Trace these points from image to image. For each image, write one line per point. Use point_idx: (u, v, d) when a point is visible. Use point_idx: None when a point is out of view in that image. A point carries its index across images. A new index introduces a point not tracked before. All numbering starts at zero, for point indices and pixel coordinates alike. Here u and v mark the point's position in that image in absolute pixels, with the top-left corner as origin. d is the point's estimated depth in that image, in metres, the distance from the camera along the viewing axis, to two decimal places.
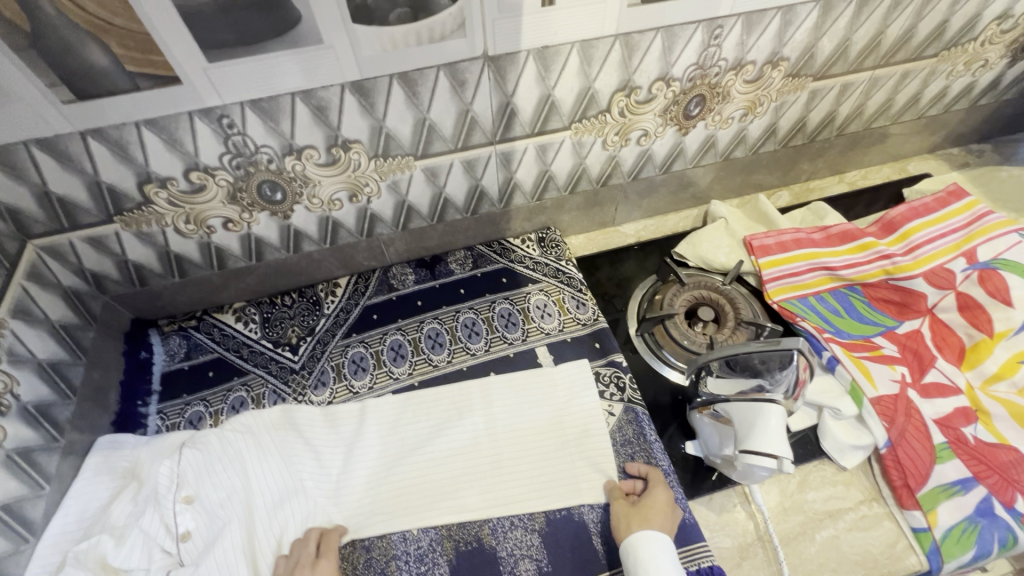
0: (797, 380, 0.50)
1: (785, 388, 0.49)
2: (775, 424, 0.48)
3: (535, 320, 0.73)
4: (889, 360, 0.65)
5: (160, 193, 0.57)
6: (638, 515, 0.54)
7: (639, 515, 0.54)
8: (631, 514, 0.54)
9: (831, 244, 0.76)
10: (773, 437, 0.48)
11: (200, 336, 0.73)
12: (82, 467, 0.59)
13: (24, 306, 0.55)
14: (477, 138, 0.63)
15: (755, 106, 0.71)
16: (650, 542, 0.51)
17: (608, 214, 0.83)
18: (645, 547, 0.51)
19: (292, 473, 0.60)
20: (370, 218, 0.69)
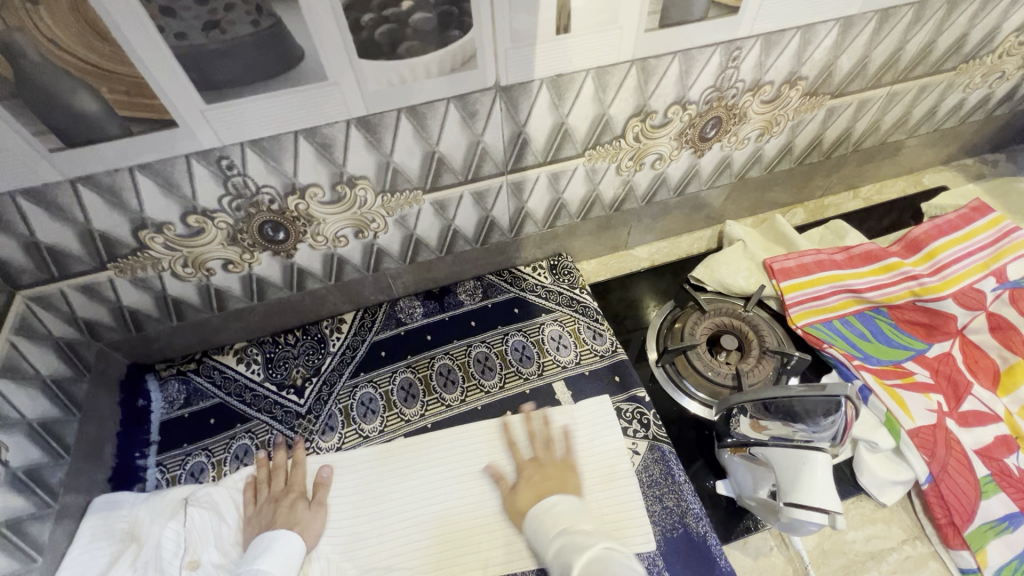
0: (846, 425, 0.46)
1: (831, 436, 0.46)
2: (821, 477, 0.45)
3: (550, 353, 0.70)
4: (924, 388, 0.62)
5: (155, 238, 0.54)
6: (545, 476, 0.58)
7: (538, 478, 0.58)
8: (562, 474, 0.59)
9: (854, 265, 0.74)
10: (819, 490, 0.45)
11: (200, 381, 0.69)
12: (76, 535, 0.56)
13: (12, 364, 0.52)
14: (488, 169, 0.60)
15: (771, 126, 0.69)
16: (551, 501, 0.55)
17: (621, 238, 0.81)
18: (546, 507, 0.54)
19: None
20: (376, 253, 0.66)
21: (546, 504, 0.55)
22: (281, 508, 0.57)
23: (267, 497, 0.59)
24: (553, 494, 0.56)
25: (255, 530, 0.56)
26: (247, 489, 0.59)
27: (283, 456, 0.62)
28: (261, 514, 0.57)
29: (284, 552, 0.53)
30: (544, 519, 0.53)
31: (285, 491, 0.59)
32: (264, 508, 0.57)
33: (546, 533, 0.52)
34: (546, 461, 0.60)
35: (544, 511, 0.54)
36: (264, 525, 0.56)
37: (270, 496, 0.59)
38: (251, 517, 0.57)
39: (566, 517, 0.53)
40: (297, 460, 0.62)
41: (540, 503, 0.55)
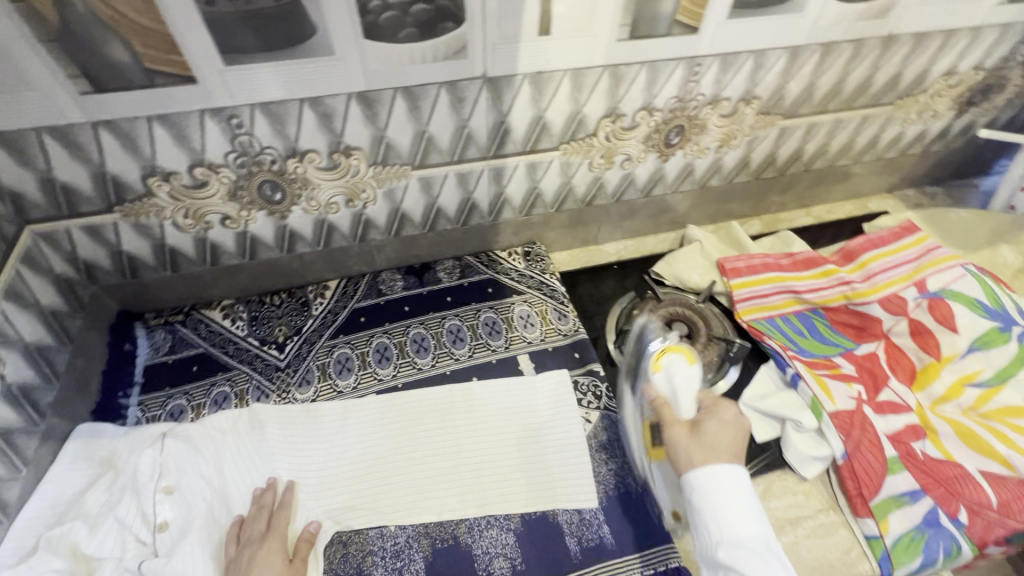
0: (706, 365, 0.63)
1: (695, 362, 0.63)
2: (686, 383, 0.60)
3: (518, 329, 0.76)
4: (847, 378, 0.70)
5: (162, 186, 0.59)
6: (709, 447, 0.53)
7: (705, 452, 0.52)
8: (725, 445, 0.53)
9: (796, 269, 0.81)
10: (682, 367, 0.63)
11: (186, 331, 0.73)
12: (59, 454, 0.59)
13: (17, 289, 0.56)
14: (472, 152, 0.67)
15: (729, 139, 0.77)
16: (730, 482, 0.50)
17: (592, 233, 0.88)
18: (721, 488, 0.50)
19: (244, 492, 0.60)
20: (364, 223, 0.72)
21: (721, 482, 0.50)
22: (258, 557, 0.53)
23: (245, 546, 0.55)
24: (734, 475, 0.50)
25: None
26: (228, 536, 0.56)
27: (273, 494, 0.59)
28: (239, 562, 0.53)
29: None
30: (720, 508, 0.49)
31: (266, 535, 0.55)
32: (243, 554, 0.54)
33: (722, 527, 0.48)
34: (721, 428, 0.54)
35: (721, 498, 0.49)
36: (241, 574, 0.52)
37: (251, 540, 0.55)
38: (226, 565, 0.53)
39: (743, 516, 0.49)
40: (286, 500, 0.59)
41: (716, 480, 0.50)
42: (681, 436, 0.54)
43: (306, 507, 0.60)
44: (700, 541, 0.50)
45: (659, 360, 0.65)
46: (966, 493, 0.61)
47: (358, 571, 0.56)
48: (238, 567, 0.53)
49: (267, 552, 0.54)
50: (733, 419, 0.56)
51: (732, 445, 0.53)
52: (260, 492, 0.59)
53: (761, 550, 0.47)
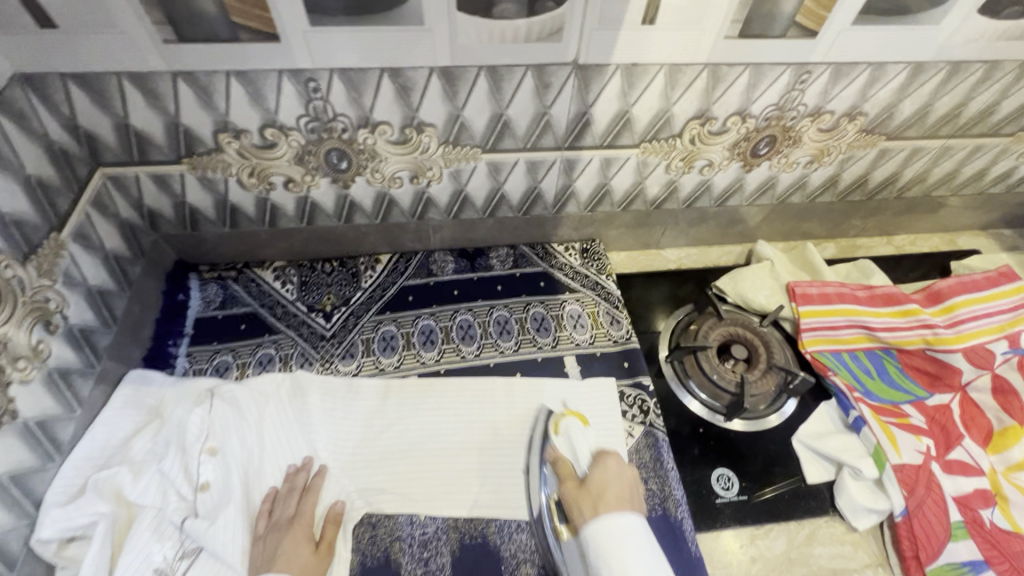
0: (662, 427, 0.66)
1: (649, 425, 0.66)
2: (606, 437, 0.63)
3: (567, 329, 0.73)
4: (916, 430, 0.65)
5: (232, 143, 0.58)
6: (602, 497, 0.52)
7: (597, 500, 0.52)
8: (623, 494, 0.52)
9: (873, 304, 0.75)
10: (578, 431, 0.63)
11: (237, 288, 0.74)
12: (110, 397, 0.60)
13: (84, 231, 0.56)
14: (547, 141, 0.63)
15: (822, 155, 0.71)
16: (626, 530, 0.48)
17: (654, 236, 0.83)
18: (614, 534, 0.48)
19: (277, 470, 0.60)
20: (424, 201, 0.70)
21: (613, 530, 0.48)
22: (285, 543, 0.54)
23: (275, 528, 0.56)
24: (627, 519, 0.49)
25: (258, 559, 0.54)
26: (261, 511, 0.57)
27: (306, 476, 0.60)
28: (268, 545, 0.55)
29: None
30: (613, 556, 0.47)
31: (293, 521, 0.56)
32: (272, 536, 0.55)
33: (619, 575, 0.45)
34: (610, 479, 0.54)
35: (615, 545, 0.47)
36: (269, 557, 0.54)
37: (279, 525, 0.56)
38: (257, 547, 0.55)
39: (632, 557, 0.46)
40: (316, 484, 0.59)
41: (605, 527, 0.48)
42: (574, 488, 0.55)
43: (340, 485, 0.60)
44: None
45: (560, 423, 0.64)
46: None
47: (385, 555, 0.56)
48: (267, 550, 0.54)
49: (293, 540, 0.54)
50: (616, 469, 0.56)
51: (626, 494, 0.52)
52: (293, 470, 0.60)
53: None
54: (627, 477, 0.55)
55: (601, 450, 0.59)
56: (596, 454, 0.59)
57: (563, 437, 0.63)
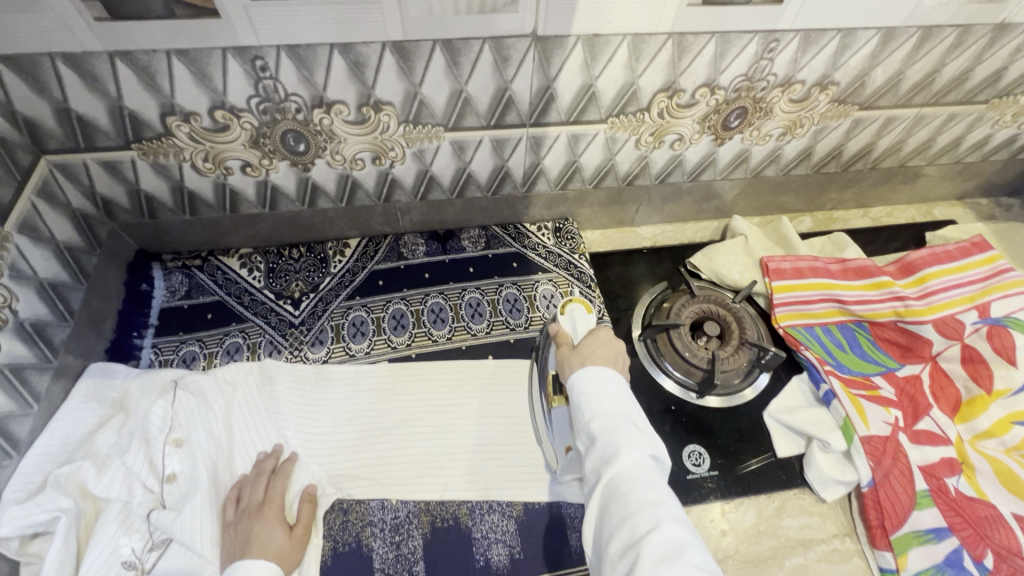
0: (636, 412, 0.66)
1: None
2: None
3: (540, 310, 0.73)
4: (885, 402, 0.65)
5: (181, 127, 0.56)
6: (590, 356, 0.52)
7: (585, 359, 0.51)
8: (609, 356, 0.51)
9: (846, 277, 0.75)
10: (582, 315, 0.60)
11: (202, 277, 0.72)
12: (71, 393, 0.59)
13: (30, 223, 0.54)
14: (511, 118, 0.61)
15: (795, 127, 0.70)
16: (606, 378, 0.48)
17: (628, 214, 0.82)
18: (596, 381, 0.48)
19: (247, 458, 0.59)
20: (390, 182, 0.68)
21: (593, 376, 0.48)
22: (258, 526, 0.53)
23: (245, 514, 0.55)
24: (608, 371, 0.48)
25: (230, 546, 0.53)
26: (228, 499, 0.56)
27: (275, 460, 0.59)
28: (238, 531, 0.53)
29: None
30: (592, 395, 0.47)
31: (263, 505, 0.55)
32: (242, 522, 0.54)
33: (593, 408, 0.46)
34: (601, 345, 0.53)
35: (594, 387, 0.47)
36: (242, 543, 0.53)
37: (250, 510, 0.55)
38: (229, 535, 0.53)
39: (610, 398, 0.47)
40: (285, 468, 0.58)
41: (586, 372, 0.48)
42: (565, 355, 0.54)
43: (310, 471, 0.60)
44: (576, 425, 0.47)
45: (568, 306, 0.61)
46: (995, 537, 0.57)
47: (357, 540, 0.56)
48: (239, 536, 0.53)
49: (266, 524, 0.53)
50: (605, 337, 0.54)
51: (612, 357, 0.51)
52: (262, 457, 0.59)
53: (622, 420, 0.45)
54: (617, 346, 0.53)
55: (599, 325, 0.57)
56: (593, 328, 0.57)
57: (568, 317, 0.60)
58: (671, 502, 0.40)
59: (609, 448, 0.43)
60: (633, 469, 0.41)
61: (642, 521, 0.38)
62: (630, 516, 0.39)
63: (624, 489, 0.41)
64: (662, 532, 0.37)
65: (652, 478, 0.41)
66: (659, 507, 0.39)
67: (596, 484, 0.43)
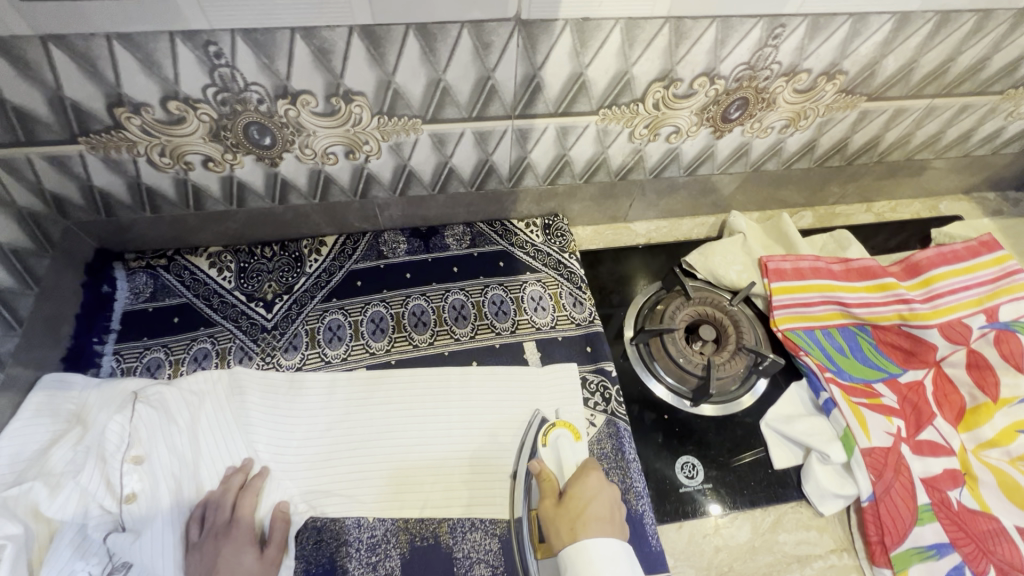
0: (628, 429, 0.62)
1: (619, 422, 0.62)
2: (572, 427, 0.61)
3: (527, 312, 0.69)
4: (887, 411, 0.62)
5: (132, 119, 0.51)
6: (581, 519, 0.50)
7: (578, 522, 0.50)
8: (603, 514, 0.51)
9: (848, 278, 0.72)
10: (569, 444, 0.59)
11: (168, 278, 0.68)
12: (20, 407, 0.55)
13: None
14: (494, 109, 0.57)
15: (799, 118, 0.66)
16: (604, 556, 0.48)
17: (622, 209, 0.78)
18: (595, 563, 0.47)
19: (214, 472, 0.56)
20: (366, 177, 0.64)
21: (590, 555, 0.48)
22: (225, 549, 0.51)
23: (211, 534, 0.52)
24: (606, 544, 0.48)
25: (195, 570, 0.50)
26: (193, 517, 0.53)
27: (243, 476, 0.56)
28: (204, 553, 0.51)
29: None
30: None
31: (231, 525, 0.52)
32: (208, 543, 0.51)
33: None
34: (591, 498, 0.52)
35: (591, 575, 0.47)
36: (207, 567, 0.50)
37: (216, 530, 0.52)
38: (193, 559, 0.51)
39: None
40: (254, 484, 0.55)
41: (584, 552, 0.48)
42: (552, 509, 0.52)
43: (282, 487, 0.57)
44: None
45: (552, 433, 0.59)
46: (998, 552, 0.55)
47: (331, 560, 0.53)
48: (204, 558, 0.51)
49: (234, 547, 0.51)
50: (596, 484, 0.54)
51: (607, 515, 0.51)
52: (230, 472, 0.56)
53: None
54: (609, 496, 0.53)
55: (587, 464, 0.56)
56: (580, 467, 0.56)
57: (551, 448, 0.59)
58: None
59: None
60: None
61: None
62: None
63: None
64: None
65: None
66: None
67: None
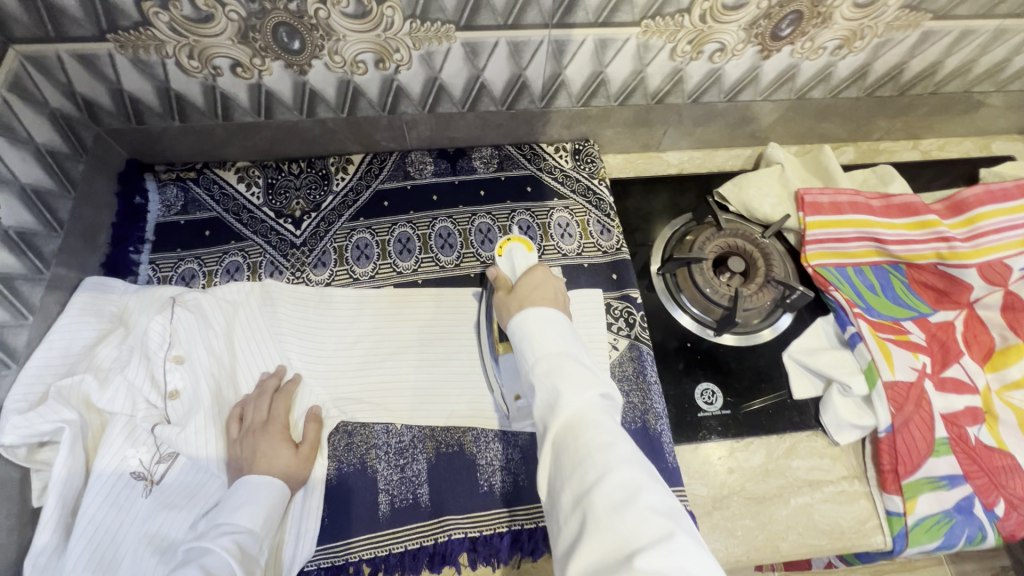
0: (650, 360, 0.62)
1: (639, 351, 0.63)
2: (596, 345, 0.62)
3: (554, 239, 0.69)
4: (914, 347, 0.62)
5: (160, 15, 0.49)
6: (528, 298, 0.52)
7: (522, 301, 0.52)
8: (548, 296, 0.51)
9: (888, 215, 0.69)
10: (522, 255, 0.60)
11: (198, 191, 0.68)
12: (67, 305, 0.56)
13: (4, 121, 0.50)
14: (531, 17, 0.54)
15: (854, 39, 0.61)
16: (545, 316, 0.47)
17: (655, 137, 0.75)
18: (539, 322, 0.47)
19: (251, 376, 0.59)
20: (395, 91, 0.62)
21: (535, 318, 0.47)
22: (263, 445, 0.54)
23: (248, 431, 0.55)
24: (548, 311, 0.48)
25: (238, 464, 0.53)
26: (231, 415, 0.56)
27: (277, 380, 0.58)
28: (242, 448, 0.54)
29: (264, 501, 0.50)
30: (534, 338, 0.46)
31: (267, 424, 0.55)
32: (246, 439, 0.54)
33: (537, 351, 0.45)
34: (538, 284, 0.54)
35: (536, 329, 0.46)
36: (247, 460, 0.53)
37: (253, 428, 0.55)
38: (234, 455, 0.54)
39: (554, 341, 0.45)
40: (288, 389, 0.58)
41: (527, 317, 0.47)
42: (503, 299, 0.54)
43: (314, 393, 0.59)
44: (524, 375, 0.46)
45: (507, 247, 0.60)
46: (1009, 486, 0.56)
47: (361, 463, 0.56)
48: (244, 453, 0.53)
49: (271, 444, 0.54)
50: (541, 277, 0.55)
51: (551, 296, 0.52)
52: (265, 377, 0.58)
53: (568, 362, 0.43)
54: (554, 283, 0.54)
55: (536, 264, 0.57)
56: (530, 266, 0.58)
57: (507, 259, 0.60)
58: (622, 439, 0.38)
59: (553, 393, 0.42)
60: (580, 415, 0.40)
61: (592, 465, 0.37)
62: (581, 456, 0.38)
63: (572, 431, 0.39)
64: (611, 477, 0.36)
65: (601, 418, 0.40)
66: (632, 495, 0.35)
67: (545, 431, 0.41)
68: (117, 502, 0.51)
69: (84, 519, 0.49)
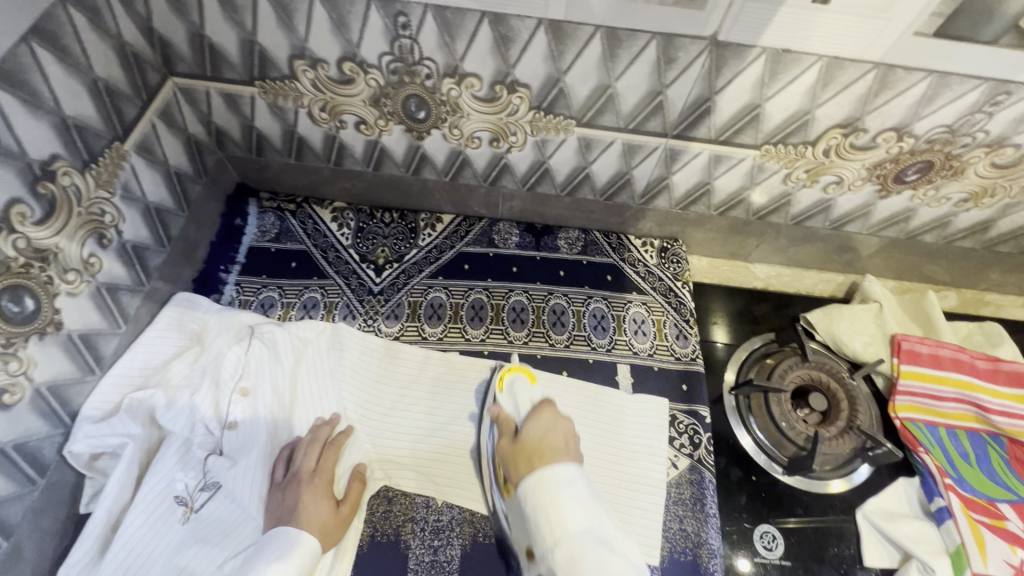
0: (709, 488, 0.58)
1: (700, 477, 0.59)
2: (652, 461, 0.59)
3: (627, 334, 0.67)
4: (1012, 539, 0.55)
5: (307, 72, 0.53)
6: (538, 452, 0.47)
7: (530, 456, 0.47)
8: (560, 445, 0.48)
9: (995, 380, 0.63)
10: (524, 387, 0.56)
11: (293, 223, 0.70)
12: (156, 316, 0.59)
13: (147, 144, 0.54)
14: (653, 125, 0.54)
15: (982, 195, 0.59)
16: (565, 479, 0.44)
17: (745, 248, 0.74)
18: (553, 489, 0.43)
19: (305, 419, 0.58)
20: (501, 166, 0.63)
21: (549, 483, 0.44)
22: (303, 497, 0.52)
23: (295, 477, 0.54)
24: (565, 470, 0.45)
25: (276, 511, 0.52)
26: (280, 458, 0.55)
27: (330, 429, 0.57)
28: (284, 496, 0.53)
29: (299, 560, 0.49)
30: (551, 511, 0.42)
31: (313, 475, 0.54)
32: (291, 487, 0.53)
33: (555, 531, 0.42)
34: (546, 431, 0.49)
35: (550, 502, 0.43)
36: (287, 512, 0.52)
37: (297, 477, 0.54)
38: (274, 501, 0.53)
39: (570, 516, 0.42)
40: (338, 441, 0.56)
41: (540, 483, 0.44)
42: (507, 447, 0.49)
43: (362, 449, 0.58)
44: (541, 555, 0.42)
45: (507, 378, 0.57)
46: None
47: (396, 535, 0.54)
48: (285, 503, 0.52)
49: (313, 498, 0.52)
50: (550, 420, 0.51)
51: (563, 444, 0.48)
52: (320, 423, 0.58)
53: (589, 543, 0.41)
54: (564, 426, 0.50)
55: (542, 401, 0.53)
56: (536, 404, 0.53)
57: (508, 394, 0.56)
58: None
59: None
60: None
61: None
62: None
63: None
64: None
65: None
66: None
67: None
68: (155, 527, 0.51)
69: (122, 539, 0.49)
